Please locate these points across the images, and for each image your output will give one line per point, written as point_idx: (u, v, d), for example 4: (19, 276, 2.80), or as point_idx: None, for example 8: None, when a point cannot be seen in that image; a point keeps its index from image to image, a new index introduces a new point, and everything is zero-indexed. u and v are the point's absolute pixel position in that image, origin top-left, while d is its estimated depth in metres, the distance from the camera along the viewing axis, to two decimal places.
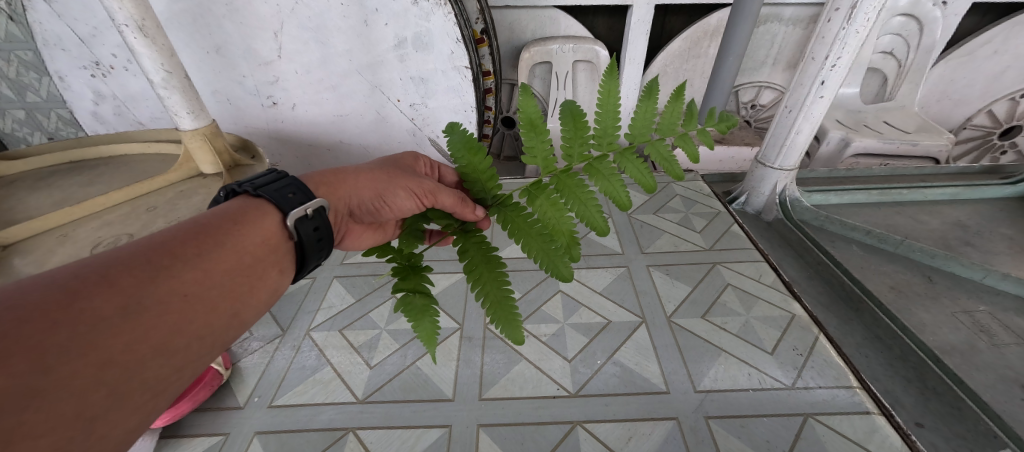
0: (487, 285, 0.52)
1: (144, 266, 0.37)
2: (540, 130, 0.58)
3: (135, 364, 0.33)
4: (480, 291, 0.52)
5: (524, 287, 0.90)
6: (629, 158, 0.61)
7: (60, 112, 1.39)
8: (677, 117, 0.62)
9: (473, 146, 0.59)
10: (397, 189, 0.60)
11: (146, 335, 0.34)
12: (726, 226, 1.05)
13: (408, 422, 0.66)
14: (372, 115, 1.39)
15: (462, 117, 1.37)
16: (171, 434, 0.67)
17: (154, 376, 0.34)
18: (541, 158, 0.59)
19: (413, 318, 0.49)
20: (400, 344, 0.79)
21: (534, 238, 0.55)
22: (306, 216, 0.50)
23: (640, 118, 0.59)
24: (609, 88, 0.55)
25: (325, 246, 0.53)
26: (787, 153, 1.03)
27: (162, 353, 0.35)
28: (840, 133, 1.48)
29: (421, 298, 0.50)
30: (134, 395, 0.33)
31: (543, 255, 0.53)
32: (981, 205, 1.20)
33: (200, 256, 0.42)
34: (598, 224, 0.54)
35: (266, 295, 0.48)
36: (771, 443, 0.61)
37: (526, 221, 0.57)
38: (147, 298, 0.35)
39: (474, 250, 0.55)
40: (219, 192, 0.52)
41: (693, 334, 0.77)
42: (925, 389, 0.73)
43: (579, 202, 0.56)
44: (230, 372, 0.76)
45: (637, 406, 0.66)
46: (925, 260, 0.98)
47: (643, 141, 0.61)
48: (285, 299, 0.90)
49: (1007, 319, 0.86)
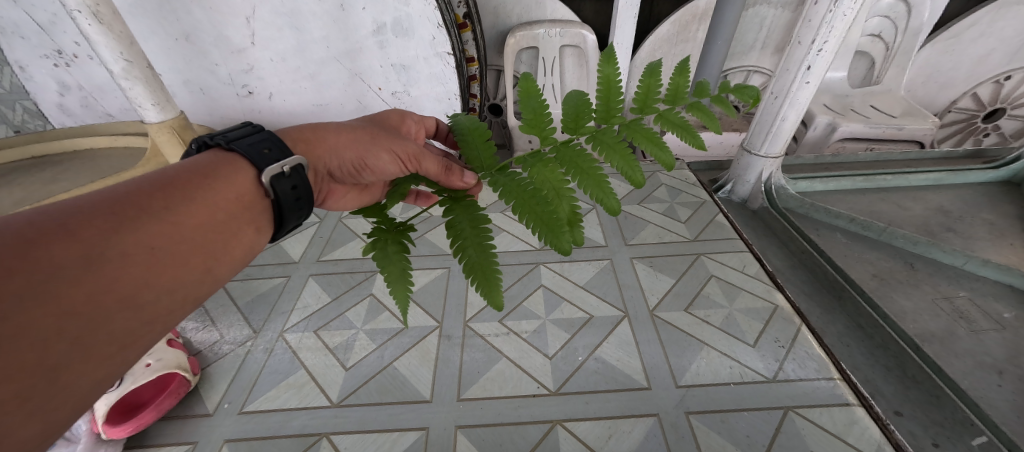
0: (471, 247, 0.45)
1: (105, 216, 0.33)
2: (539, 105, 0.55)
3: (101, 316, 0.30)
4: (462, 255, 0.45)
5: (505, 283, 0.87)
6: (636, 129, 0.55)
7: (26, 104, 1.29)
8: (684, 87, 0.58)
9: (480, 129, 0.57)
10: (381, 150, 0.54)
11: (111, 286, 0.31)
12: (711, 216, 1.03)
13: (384, 426, 0.64)
14: (354, 105, 1.33)
15: (445, 105, 1.32)
16: (136, 444, 0.64)
17: (122, 329, 0.31)
18: (543, 131, 0.55)
19: (389, 274, 0.46)
20: (377, 345, 0.77)
21: (527, 201, 0.47)
22: (283, 174, 0.45)
23: (643, 93, 0.56)
24: (607, 71, 0.54)
25: (304, 206, 0.48)
26: (772, 140, 1.01)
27: (128, 307, 0.32)
28: (827, 117, 1.48)
29: (399, 253, 0.47)
30: (100, 347, 0.30)
31: (537, 220, 0.45)
32: (964, 190, 1.20)
33: (167, 207, 0.37)
34: (602, 196, 0.47)
35: (241, 254, 0.43)
36: (751, 439, 0.60)
37: (520, 182, 0.49)
38: (110, 250, 0.31)
39: (460, 211, 0.49)
40: (191, 145, 0.47)
41: (675, 328, 0.76)
42: (905, 378, 0.73)
43: (581, 170, 0.50)
44: (199, 378, 0.73)
45: (618, 403, 0.65)
46: (908, 246, 0.98)
47: (652, 112, 0.56)
48: (258, 300, 0.87)
49: (986, 305, 0.86)
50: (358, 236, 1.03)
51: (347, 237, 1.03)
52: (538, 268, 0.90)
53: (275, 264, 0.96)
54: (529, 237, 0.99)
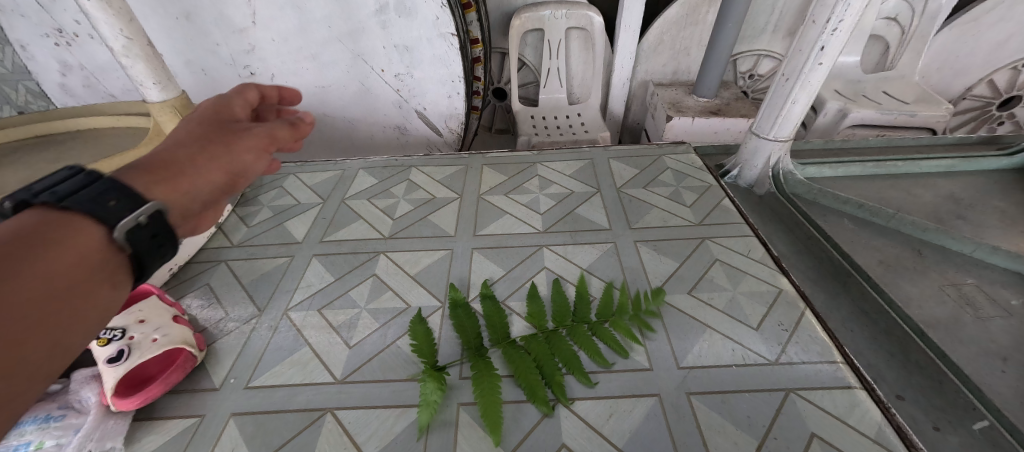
0: (484, 387, 0.60)
1: (14, 253, 0.35)
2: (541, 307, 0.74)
3: (21, 349, 0.32)
4: (478, 390, 0.60)
5: (509, 264, 0.87)
6: (598, 330, 0.71)
7: (27, 84, 1.35)
8: (636, 306, 0.73)
9: (497, 311, 0.73)
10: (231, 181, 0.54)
11: (23, 321, 0.33)
12: (716, 201, 1.02)
13: (387, 403, 0.65)
14: (356, 86, 1.50)
15: (448, 87, 1.47)
16: (145, 416, 0.65)
17: (32, 363, 0.33)
18: (542, 322, 0.73)
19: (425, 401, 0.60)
20: (380, 324, 0.77)
21: (523, 366, 0.65)
22: (139, 224, 0.43)
23: (602, 307, 0.73)
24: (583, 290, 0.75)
25: (166, 250, 0.47)
26: (781, 123, 0.99)
27: (38, 339, 0.34)
28: (838, 103, 1.46)
29: (433, 389, 0.61)
30: (18, 377, 0.32)
31: (529, 393, 0.62)
32: (977, 177, 1.18)
33: (74, 242, 0.39)
34: (577, 376, 0.64)
35: (96, 317, 0.40)
36: (751, 420, 0.60)
37: (518, 354, 0.67)
38: (24, 289, 0.34)
39: (479, 374, 0.63)
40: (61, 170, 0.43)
41: (678, 311, 0.76)
42: (908, 363, 0.72)
43: (563, 353, 0.67)
44: (205, 354, 0.74)
45: (619, 383, 0.66)
46: (917, 233, 0.97)
47: (608, 320, 0.72)
48: (262, 279, 0.88)
49: (994, 292, 0.85)
50: (360, 217, 1.03)
51: (350, 218, 1.03)
52: (541, 250, 0.90)
53: (279, 245, 0.96)
54: (532, 220, 0.99)
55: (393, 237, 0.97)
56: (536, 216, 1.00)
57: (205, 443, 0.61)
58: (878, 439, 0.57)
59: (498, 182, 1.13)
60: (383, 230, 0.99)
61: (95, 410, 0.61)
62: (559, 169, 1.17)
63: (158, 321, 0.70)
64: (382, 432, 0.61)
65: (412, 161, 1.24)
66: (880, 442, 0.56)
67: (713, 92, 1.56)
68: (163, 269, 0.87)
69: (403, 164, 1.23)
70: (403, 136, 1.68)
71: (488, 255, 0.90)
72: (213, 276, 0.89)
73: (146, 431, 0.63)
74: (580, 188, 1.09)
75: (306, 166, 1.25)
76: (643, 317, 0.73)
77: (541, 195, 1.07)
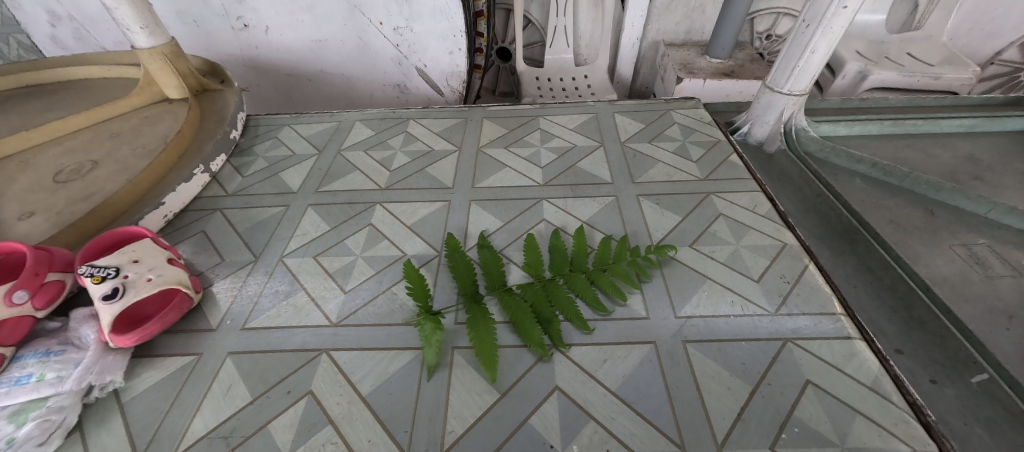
0: (482, 332, 0.59)
1: None
2: (540, 256, 0.72)
3: None
4: (475, 336, 0.59)
5: (507, 216, 0.86)
6: (599, 277, 0.69)
7: (19, 37, 1.50)
8: (635, 255, 0.72)
9: (495, 259, 0.72)
10: None
11: None
12: (724, 156, 0.99)
13: (382, 345, 0.65)
14: (355, 41, 1.50)
15: (450, 43, 1.44)
16: (143, 354, 0.65)
17: None
18: (540, 271, 0.71)
19: (425, 343, 0.59)
20: (375, 271, 0.77)
21: (521, 311, 0.64)
22: None
23: (601, 257, 0.72)
24: (582, 238, 0.73)
25: None
26: (798, 76, 0.94)
27: None
28: (859, 64, 1.37)
29: (432, 333, 0.60)
30: None
31: (529, 339, 0.61)
32: (1000, 138, 1.12)
33: None
34: (576, 322, 0.64)
35: None
36: (747, 367, 0.59)
37: (515, 301, 0.66)
38: None
39: (478, 320, 0.62)
40: None
41: (679, 264, 0.75)
42: (910, 319, 0.72)
43: (562, 300, 0.66)
44: (202, 296, 0.73)
45: (615, 330, 0.65)
46: (930, 193, 0.94)
47: (607, 268, 0.71)
48: (258, 227, 0.87)
49: (1005, 252, 0.83)
50: (356, 169, 1.02)
51: (346, 169, 1.02)
52: (540, 203, 0.88)
53: (275, 194, 0.95)
54: (532, 173, 0.96)
55: (389, 189, 0.95)
56: (536, 169, 0.98)
57: (202, 379, 0.61)
58: (873, 386, 0.56)
59: (499, 135, 1.10)
60: (379, 182, 0.97)
61: (95, 347, 0.60)
62: (562, 123, 1.13)
63: (152, 261, 0.68)
64: (376, 372, 0.62)
65: (410, 114, 1.21)
66: (876, 390, 0.56)
67: (727, 53, 1.48)
68: (158, 215, 0.86)
69: (401, 116, 1.20)
70: (404, 95, 1.65)
71: (487, 207, 0.88)
72: (209, 224, 0.88)
73: (146, 367, 0.63)
74: (582, 142, 1.05)
75: (301, 118, 1.23)
76: (641, 265, 0.72)
77: (542, 149, 1.04)
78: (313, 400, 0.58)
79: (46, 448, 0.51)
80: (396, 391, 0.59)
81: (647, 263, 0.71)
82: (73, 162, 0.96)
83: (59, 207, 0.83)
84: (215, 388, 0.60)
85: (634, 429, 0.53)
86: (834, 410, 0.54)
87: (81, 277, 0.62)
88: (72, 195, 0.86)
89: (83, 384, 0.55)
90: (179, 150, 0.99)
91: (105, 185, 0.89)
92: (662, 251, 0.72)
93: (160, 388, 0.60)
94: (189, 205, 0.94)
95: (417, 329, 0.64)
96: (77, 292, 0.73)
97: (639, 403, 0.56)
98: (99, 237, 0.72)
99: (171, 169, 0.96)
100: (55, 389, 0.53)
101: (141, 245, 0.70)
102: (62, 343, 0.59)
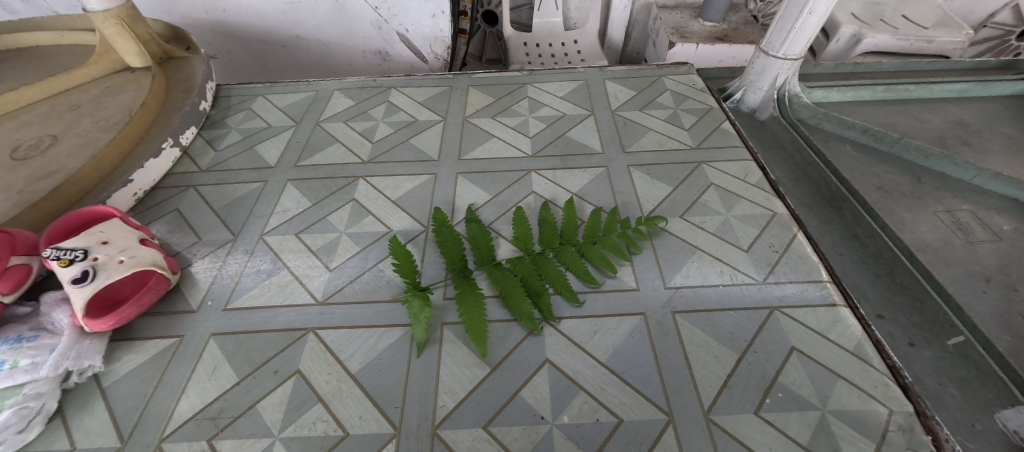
0: (470, 309, 0.58)
1: None
2: (529, 229, 0.70)
3: None
4: (463, 312, 0.58)
5: (495, 188, 0.83)
6: (589, 249, 0.68)
7: None
8: (624, 225, 0.71)
9: (484, 233, 0.70)
10: None
11: None
12: (716, 123, 0.97)
13: (370, 323, 0.64)
14: (330, 4, 1.41)
15: (431, 5, 1.36)
16: (122, 337, 0.63)
17: None
18: (530, 245, 0.70)
19: (414, 318, 0.58)
20: (360, 248, 0.75)
21: (512, 286, 0.63)
22: None
23: (590, 229, 0.71)
24: (572, 209, 0.72)
25: None
26: (794, 38, 0.91)
27: None
28: (853, 28, 1.34)
29: (422, 309, 0.59)
30: None
31: (519, 313, 0.60)
32: (989, 103, 1.12)
33: None
34: (566, 294, 0.63)
35: None
36: (734, 335, 0.60)
37: (505, 275, 0.65)
38: None
39: (468, 296, 0.60)
40: None
41: (670, 235, 0.74)
42: (892, 284, 0.73)
43: (552, 273, 0.65)
44: (180, 277, 0.71)
45: (605, 303, 0.65)
46: (919, 160, 0.94)
47: (595, 239, 0.70)
48: (234, 205, 0.83)
49: (987, 218, 0.84)
50: (337, 140, 0.97)
51: (326, 141, 0.97)
52: (529, 175, 0.86)
53: (251, 169, 0.91)
54: (521, 143, 0.93)
55: (372, 162, 0.91)
56: (524, 139, 0.95)
57: (186, 360, 0.60)
58: (856, 351, 0.58)
59: (485, 103, 1.06)
60: (361, 155, 0.93)
61: (69, 332, 0.57)
62: (551, 90, 1.09)
63: (122, 243, 0.64)
64: (365, 350, 0.61)
65: (391, 81, 1.15)
66: (858, 354, 0.57)
67: (721, 15, 1.42)
68: (128, 194, 0.81)
69: (382, 84, 1.14)
70: (386, 63, 1.57)
71: (474, 180, 0.85)
72: (183, 202, 0.84)
73: (126, 351, 0.61)
74: (571, 110, 1.02)
75: (275, 87, 1.16)
76: (631, 237, 0.71)
77: (531, 118, 1.00)
78: (300, 379, 0.57)
79: (27, 435, 0.50)
80: (385, 368, 0.59)
81: (637, 233, 0.70)
82: (31, 137, 0.89)
83: (19, 185, 0.78)
84: (199, 370, 0.59)
85: (623, 398, 0.54)
86: (817, 374, 0.55)
87: (47, 261, 0.58)
88: (32, 173, 0.81)
89: (60, 370, 0.53)
90: (145, 122, 0.92)
91: (67, 161, 0.83)
92: (652, 222, 0.71)
93: (143, 371, 0.59)
94: (161, 182, 0.89)
95: (406, 306, 0.63)
96: (45, 276, 0.69)
97: (629, 373, 0.57)
98: (64, 217, 0.68)
99: (138, 143, 0.90)
100: (30, 376, 0.51)
101: (109, 226, 0.66)
102: (34, 329, 0.56)
